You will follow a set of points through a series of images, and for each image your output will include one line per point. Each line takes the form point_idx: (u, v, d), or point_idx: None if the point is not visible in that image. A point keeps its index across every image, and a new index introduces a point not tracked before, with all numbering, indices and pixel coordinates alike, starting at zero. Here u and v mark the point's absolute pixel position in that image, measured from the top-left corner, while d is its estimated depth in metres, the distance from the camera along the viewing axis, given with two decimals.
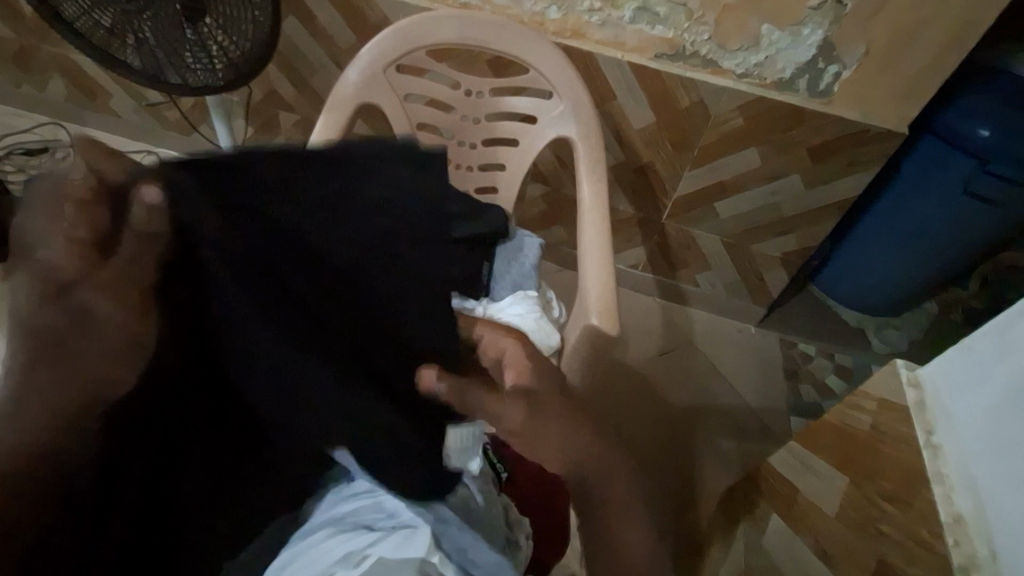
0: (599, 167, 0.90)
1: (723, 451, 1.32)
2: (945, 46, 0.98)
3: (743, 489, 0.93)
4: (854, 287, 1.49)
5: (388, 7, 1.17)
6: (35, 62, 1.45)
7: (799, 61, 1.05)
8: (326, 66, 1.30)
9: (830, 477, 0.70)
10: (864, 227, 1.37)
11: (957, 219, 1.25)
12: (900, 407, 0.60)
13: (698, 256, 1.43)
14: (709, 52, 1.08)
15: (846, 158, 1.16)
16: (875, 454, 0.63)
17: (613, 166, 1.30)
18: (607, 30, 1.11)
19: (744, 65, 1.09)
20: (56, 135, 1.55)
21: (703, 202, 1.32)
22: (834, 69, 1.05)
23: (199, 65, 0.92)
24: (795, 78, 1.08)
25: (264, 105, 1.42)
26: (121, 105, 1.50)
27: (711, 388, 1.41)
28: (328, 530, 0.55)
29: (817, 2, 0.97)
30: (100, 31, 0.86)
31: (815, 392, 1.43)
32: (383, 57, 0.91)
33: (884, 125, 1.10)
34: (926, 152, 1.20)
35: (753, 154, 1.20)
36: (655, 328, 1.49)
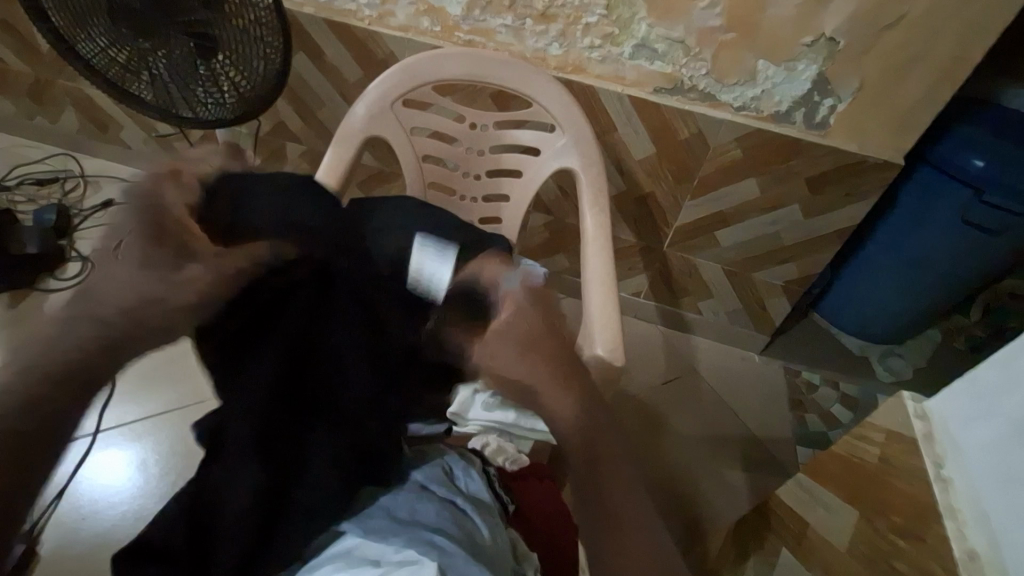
0: (602, 198, 0.92)
1: (731, 483, 1.30)
2: (937, 80, 1.01)
3: (753, 521, 0.92)
4: (856, 315, 1.49)
5: (395, 44, 1.21)
6: (50, 95, 1.49)
7: (794, 95, 1.08)
8: (334, 100, 1.34)
9: (840, 510, 0.69)
10: (864, 256, 1.38)
11: (957, 247, 1.26)
12: (908, 439, 0.60)
13: (700, 284, 1.44)
14: (707, 86, 1.11)
15: (844, 188, 1.18)
16: (886, 487, 0.62)
17: (614, 196, 1.32)
18: (607, 65, 1.14)
19: (741, 99, 1.11)
20: (67, 165, 1.58)
21: (703, 231, 1.33)
22: (829, 102, 1.08)
23: (210, 99, 0.93)
24: (792, 111, 1.11)
25: (272, 137, 1.45)
26: (131, 136, 1.53)
27: (717, 418, 1.40)
28: (336, 565, 0.55)
29: (811, 39, 1.00)
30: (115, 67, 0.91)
31: (822, 421, 1.42)
32: (390, 92, 0.93)
33: (879, 156, 1.12)
34: (921, 182, 1.22)
35: (753, 184, 1.21)
36: (659, 357, 1.49)
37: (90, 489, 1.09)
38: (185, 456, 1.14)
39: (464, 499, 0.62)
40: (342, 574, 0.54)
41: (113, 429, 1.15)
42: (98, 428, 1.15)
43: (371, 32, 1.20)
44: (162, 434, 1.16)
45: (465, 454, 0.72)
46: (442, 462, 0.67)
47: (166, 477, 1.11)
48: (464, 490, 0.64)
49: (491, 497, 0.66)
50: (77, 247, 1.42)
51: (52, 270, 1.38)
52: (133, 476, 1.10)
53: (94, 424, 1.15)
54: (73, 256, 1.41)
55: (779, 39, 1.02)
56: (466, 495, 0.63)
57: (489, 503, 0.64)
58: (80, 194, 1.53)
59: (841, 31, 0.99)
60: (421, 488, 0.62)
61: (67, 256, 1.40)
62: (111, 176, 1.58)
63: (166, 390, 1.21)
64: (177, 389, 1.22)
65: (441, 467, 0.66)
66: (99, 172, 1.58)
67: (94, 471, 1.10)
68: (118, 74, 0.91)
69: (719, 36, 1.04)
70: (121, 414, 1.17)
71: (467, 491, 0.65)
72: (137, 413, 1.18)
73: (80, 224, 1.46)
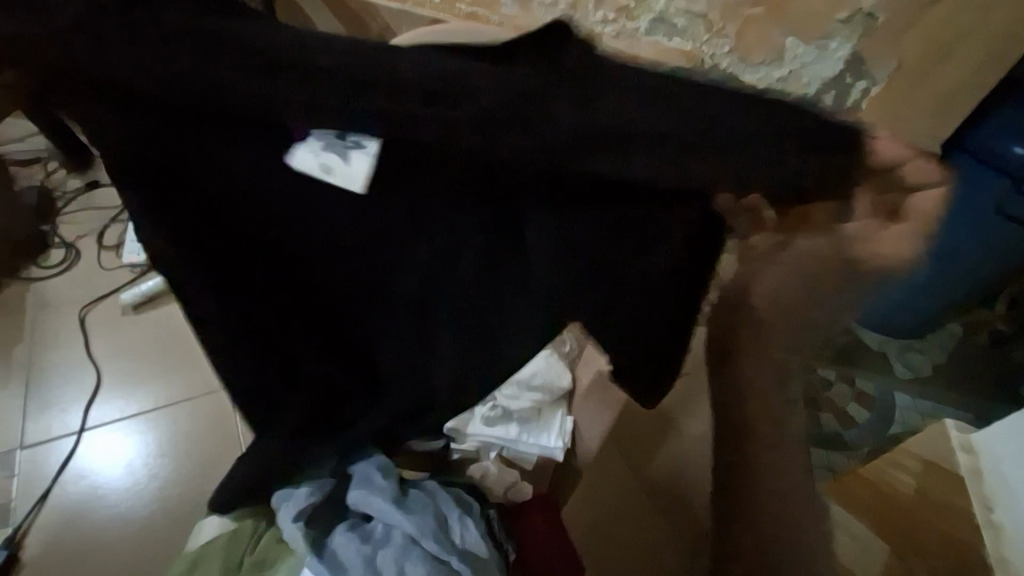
0: None
1: None
2: (983, 61, 0.91)
3: None
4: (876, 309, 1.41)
5: (392, 18, 1.12)
6: None
7: (825, 76, 0.99)
8: None
9: None
10: None
11: (989, 243, 1.16)
12: None
13: None
14: (729, 65, 1.03)
15: None
16: None
17: None
18: (621, 42, 1.05)
19: (766, 79, 1.02)
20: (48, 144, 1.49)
21: None
22: (862, 85, 0.99)
23: None
24: (821, 94, 1.01)
25: None
26: None
27: None
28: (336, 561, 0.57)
29: (846, 14, 0.91)
30: None
31: (836, 421, 1.37)
32: None
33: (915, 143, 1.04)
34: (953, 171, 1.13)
35: None
36: None
37: (75, 491, 1.06)
38: (173, 457, 1.10)
39: (458, 561, 0.57)
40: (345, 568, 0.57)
41: (96, 429, 1.11)
42: (82, 426, 1.11)
43: (366, 4, 1.11)
44: (150, 432, 1.12)
45: (463, 496, 0.65)
46: (434, 506, 0.61)
47: (154, 478, 1.08)
48: (458, 546, 0.59)
49: (490, 550, 0.60)
50: (60, 233, 1.36)
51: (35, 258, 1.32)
52: (119, 476, 1.07)
53: (78, 421, 1.12)
54: (55, 243, 1.34)
55: (810, 14, 0.92)
56: (459, 554, 0.58)
57: (488, 560, 0.59)
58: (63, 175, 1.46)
59: (880, 5, 0.89)
60: (411, 544, 0.57)
61: (49, 243, 1.34)
62: None
63: (153, 385, 1.17)
64: (163, 385, 1.17)
65: (433, 513, 0.60)
66: None
67: (79, 471, 1.07)
68: None
69: (745, 11, 0.94)
70: (106, 412, 1.13)
71: (461, 544, 0.59)
72: (122, 411, 1.14)
73: (63, 208, 1.40)
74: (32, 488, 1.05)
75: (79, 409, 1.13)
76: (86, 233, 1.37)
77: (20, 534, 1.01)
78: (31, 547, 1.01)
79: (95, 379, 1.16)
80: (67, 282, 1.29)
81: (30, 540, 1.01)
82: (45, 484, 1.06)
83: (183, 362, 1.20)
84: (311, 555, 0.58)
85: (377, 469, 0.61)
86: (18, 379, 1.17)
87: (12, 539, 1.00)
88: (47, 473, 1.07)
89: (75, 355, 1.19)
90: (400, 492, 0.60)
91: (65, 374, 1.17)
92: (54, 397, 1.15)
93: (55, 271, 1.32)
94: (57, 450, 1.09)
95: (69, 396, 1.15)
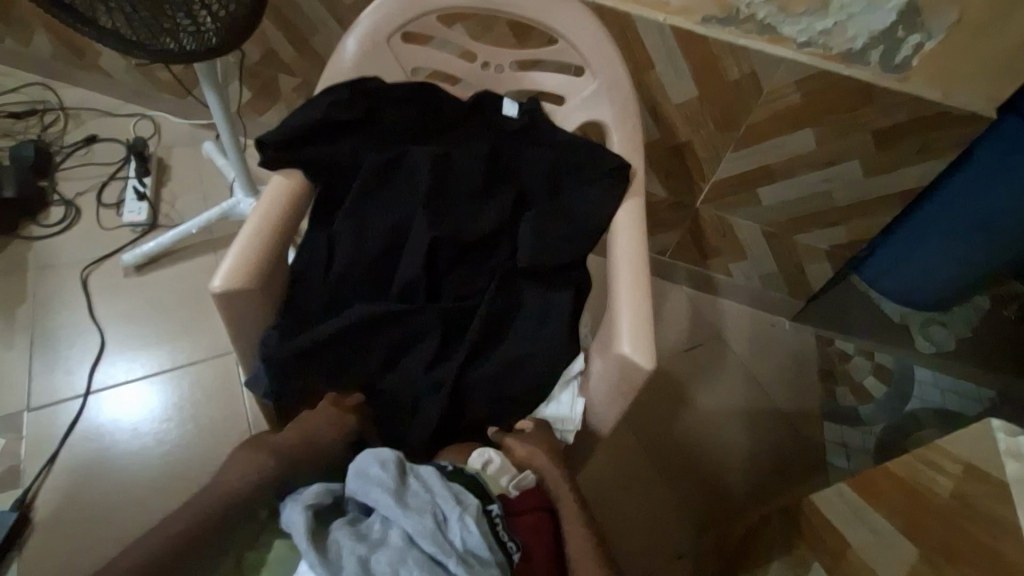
0: (635, 158, 0.81)
1: (754, 457, 1.22)
2: None
3: (776, 523, 0.86)
4: (899, 281, 1.27)
5: None
6: (15, 14, 1.33)
7: (874, 29, 0.89)
8: (327, 24, 1.16)
9: (893, 539, 0.61)
10: (916, 221, 1.16)
11: None
12: (993, 480, 0.50)
13: (734, 245, 1.31)
14: (767, 16, 0.92)
15: (916, 144, 1.01)
16: (957, 531, 0.53)
17: (646, 146, 1.18)
18: None
19: (807, 32, 0.92)
20: (45, 96, 1.45)
21: (745, 187, 1.19)
22: (915, 40, 0.89)
23: (184, 30, 0.83)
24: (868, 49, 0.92)
25: (261, 67, 1.29)
26: (111, 64, 1.38)
27: (737, 382, 1.31)
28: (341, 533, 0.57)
29: None
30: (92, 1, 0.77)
31: (853, 396, 1.34)
32: (387, 23, 0.79)
33: (967, 106, 0.94)
34: (1009, 135, 0.97)
35: (809, 135, 1.05)
36: (684, 320, 1.38)
37: (84, 453, 1.06)
38: (180, 422, 1.10)
39: (455, 566, 0.54)
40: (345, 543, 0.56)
41: (103, 392, 1.12)
42: (89, 389, 1.12)
43: None
44: (158, 396, 1.12)
45: (466, 491, 0.61)
46: (434, 509, 0.58)
47: (162, 443, 1.08)
48: (458, 549, 0.56)
49: (492, 552, 0.56)
50: (59, 190, 1.33)
51: (35, 215, 1.30)
52: (127, 439, 1.08)
53: (85, 384, 1.12)
54: (56, 200, 1.32)
55: None
56: (458, 558, 0.55)
57: (489, 564, 0.55)
58: (60, 129, 1.42)
59: None
60: (408, 547, 0.56)
61: (50, 200, 1.32)
62: (93, 108, 1.45)
63: (159, 349, 1.17)
64: (168, 349, 1.17)
65: (431, 516, 0.57)
66: (80, 104, 1.45)
67: (88, 434, 1.08)
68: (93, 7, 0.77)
69: None
70: (111, 374, 1.13)
71: (462, 548, 0.56)
72: (128, 374, 1.14)
73: (62, 163, 1.36)
74: (40, 450, 1.06)
75: (85, 371, 1.13)
76: (86, 189, 1.34)
77: (30, 497, 1.02)
78: (42, 509, 1.01)
79: (100, 342, 1.16)
80: (67, 241, 1.27)
81: (41, 501, 1.02)
82: (54, 446, 1.06)
83: (188, 325, 1.20)
84: (310, 548, 0.54)
85: (377, 462, 0.61)
86: (21, 339, 1.16)
87: (23, 500, 1.00)
88: (56, 435, 1.07)
89: (79, 318, 1.19)
90: (399, 489, 0.59)
91: (70, 336, 1.17)
92: (59, 359, 1.14)
93: (56, 230, 1.29)
94: (64, 412, 1.09)
95: (75, 357, 1.14)
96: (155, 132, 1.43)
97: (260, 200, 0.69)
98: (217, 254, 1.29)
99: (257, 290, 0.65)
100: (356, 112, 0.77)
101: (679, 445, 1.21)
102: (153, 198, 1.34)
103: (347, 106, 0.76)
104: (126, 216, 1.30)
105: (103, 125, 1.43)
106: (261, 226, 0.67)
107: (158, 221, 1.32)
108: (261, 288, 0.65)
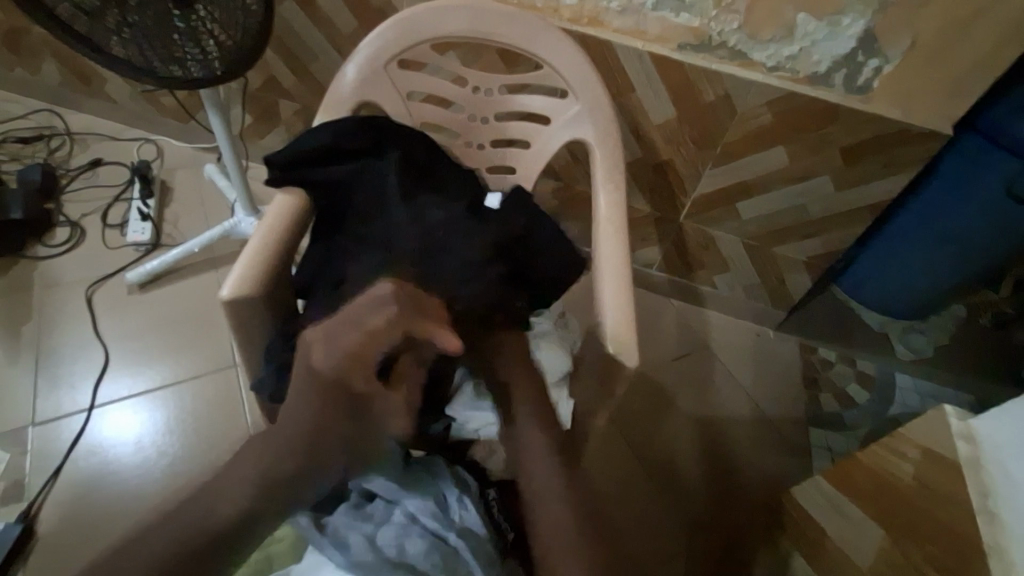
0: (617, 174, 0.86)
1: (742, 464, 1.26)
2: (1002, 39, 0.88)
3: (763, 520, 0.88)
4: (876, 290, 1.34)
5: None
6: (26, 45, 1.39)
7: (835, 54, 0.96)
8: (327, 53, 1.23)
9: (865, 525, 0.65)
10: (888, 234, 1.23)
11: (997, 223, 1.10)
12: (947, 461, 0.54)
13: (717, 257, 1.37)
14: (737, 43, 0.99)
15: (881, 160, 1.07)
16: (918, 511, 0.57)
17: (630, 163, 1.25)
18: (628, 18, 1.02)
19: (775, 57, 0.99)
20: (51, 122, 1.50)
21: (724, 202, 1.25)
22: (874, 64, 0.95)
23: (192, 58, 0.88)
24: (831, 72, 0.98)
25: (262, 93, 1.35)
26: (116, 90, 1.44)
27: (724, 390, 1.35)
28: (350, 513, 0.65)
29: None
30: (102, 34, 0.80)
31: (836, 402, 1.36)
32: (384, 52, 0.85)
33: (926, 124, 1.01)
34: (964, 153, 1.05)
35: (781, 152, 1.12)
36: (671, 331, 1.43)
37: (87, 466, 1.09)
38: (182, 434, 1.13)
39: (454, 537, 0.62)
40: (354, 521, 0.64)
41: (107, 406, 1.14)
42: (93, 403, 1.14)
43: None
44: (160, 410, 1.15)
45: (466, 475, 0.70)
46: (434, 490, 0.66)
47: (164, 455, 1.11)
48: (457, 523, 0.64)
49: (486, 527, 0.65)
50: (65, 211, 1.38)
51: (42, 236, 1.34)
52: (130, 452, 1.10)
53: (89, 399, 1.14)
54: (62, 221, 1.36)
55: None
56: (456, 531, 0.63)
57: (483, 537, 0.64)
58: (66, 152, 1.47)
59: None
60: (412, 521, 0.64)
61: (56, 221, 1.36)
62: (98, 133, 1.50)
63: (161, 364, 1.20)
64: (170, 364, 1.20)
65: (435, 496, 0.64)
66: (86, 129, 1.50)
67: (91, 447, 1.10)
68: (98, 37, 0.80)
69: None
70: (114, 389, 1.16)
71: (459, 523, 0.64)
72: (131, 389, 1.17)
73: (67, 186, 1.41)
74: (44, 464, 1.08)
75: (89, 386, 1.16)
76: (91, 211, 1.38)
77: (34, 509, 1.04)
78: (44, 522, 1.03)
79: (104, 358, 1.19)
80: (72, 261, 1.31)
81: (43, 514, 1.03)
82: (56, 460, 1.08)
83: (189, 341, 1.23)
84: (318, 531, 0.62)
85: None
86: (27, 356, 1.19)
87: (27, 513, 1.02)
88: (59, 448, 1.10)
89: (84, 335, 1.22)
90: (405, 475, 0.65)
91: (74, 353, 1.20)
92: (64, 374, 1.17)
93: (61, 250, 1.32)
94: (68, 427, 1.12)
95: (79, 373, 1.17)
96: (158, 156, 1.49)
97: (268, 216, 0.74)
98: (218, 272, 1.33)
99: (260, 298, 0.68)
100: (364, 143, 0.81)
101: (669, 451, 1.25)
102: (156, 218, 1.39)
103: (352, 136, 0.80)
104: (130, 236, 1.34)
105: (108, 149, 1.48)
106: (268, 242, 0.72)
107: (160, 240, 1.36)
108: (265, 298, 0.69)
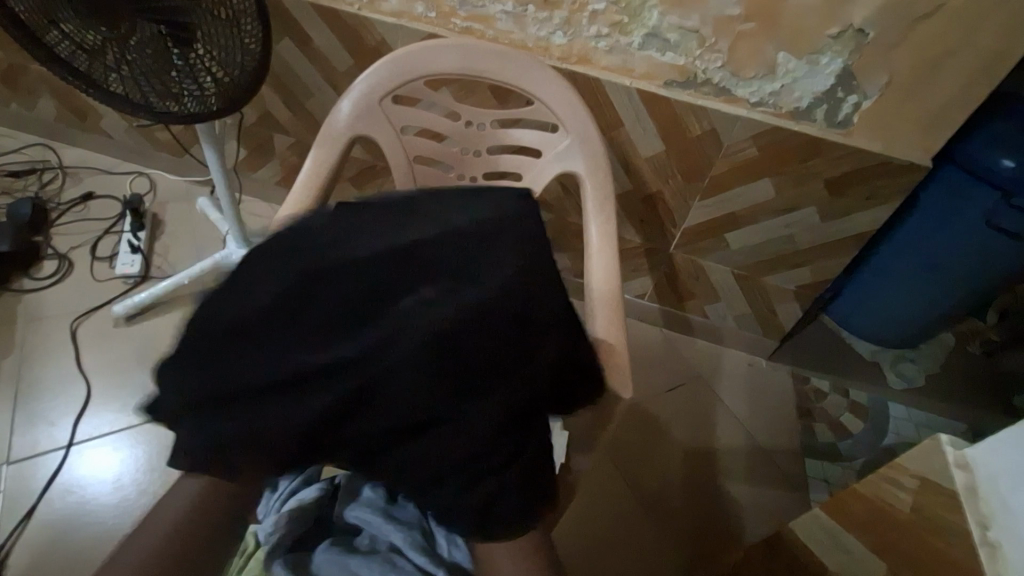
0: (609, 205, 0.87)
1: (737, 499, 1.23)
2: (972, 77, 0.92)
3: (760, 555, 0.86)
4: (868, 318, 1.36)
5: (386, 31, 1.11)
6: (23, 81, 1.40)
7: (815, 92, 0.99)
8: (321, 89, 1.25)
9: (863, 559, 0.63)
10: (874, 264, 1.26)
11: (978, 253, 1.12)
12: (944, 491, 0.54)
13: (708, 287, 1.38)
14: (722, 80, 1.02)
15: (864, 191, 1.10)
16: (918, 542, 0.56)
17: (620, 196, 1.26)
18: (615, 56, 1.05)
19: (758, 94, 1.02)
20: (44, 156, 1.51)
21: (713, 233, 1.27)
22: (853, 100, 0.99)
23: (190, 94, 0.88)
24: (813, 108, 1.02)
25: (257, 127, 1.37)
26: (112, 125, 1.45)
27: (720, 423, 1.34)
28: (334, 546, 0.67)
29: (836, 31, 0.91)
30: (103, 69, 0.83)
31: (831, 432, 1.35)
32: (378, 88, 0.87)
33: (905, 157, 1.04)
34: (943, 185, 1.09)
35: (767, 184, 1.14)
36: (664, 362, 1.42)
37: (63, 506, 1.04)
38: (163, 472, 1.10)
39: (442, 574, 0.64)
40: (339, 554, 0.66)
41: (87, 443, 1.11)
42: (71, 441, 1.11)
43: (361, 18, 1.11)
44: (140, 447, 1.12)
45: None
46: (421, 521, 0.69)
47: (144, 494, 1.07)
48: (445, 560, 0.66)
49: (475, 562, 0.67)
50: (53, 244, 1.36)
51: (28, 268, 1.32)
52: (108, 492, 1.06)
53: (68, 436, 1.11)
54: (49, 254, 1.35)
55: (802, 30, 0.92)
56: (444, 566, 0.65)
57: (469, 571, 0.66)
58: (58, 186, 1.47)
59: (871, 22, 0.89)
60: (397, 555, 0.65)
61: (43, 254, 1.35)
62: (91, 167, 1.51)
63: (144, 399, 1.17)
64: None
65: (420, 529, 0.68)
66: (79, 163, 1.51)
67: (68, 487, 1.06)
68: (100, 74, 0.83)
69: (737, 26, 0.94)
70: (95, 425, 1.13)
71: (448, 559, 0.66)
72: (113, 424, 1.14)
73: (57, 219, 1.40)
74: (16, 505, 1.04)
75: (69, 423, 1.13)
76: (80, 244, 1.37)
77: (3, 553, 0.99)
78: (14, 567, 0.98)
79: (87, 393, 1.16)
80: (58, 293, 1.30)
81: (13, 558, 0.99)
82: (30, 501, 1.04)
83: None
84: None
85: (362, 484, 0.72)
86: (6, 391, 1.15)
87: None
88: (35, 488, 1.06)
89: (66, 369, 1.19)
90: (386, 506, 0.69)
91: (54, 388, 1.17)
92: (43, 411, 1.14)
93: (46, 282, 1.31)
94: (45, 465, 1.08)
95: (60, 409, 1.14)
96: (152, 189, 1.49)
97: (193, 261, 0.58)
98: None
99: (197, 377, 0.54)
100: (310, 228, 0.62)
101: (664, 486, 1.23)
102: (145, 251, 1.38)
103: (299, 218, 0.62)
104: (118, 268, 1.33)
105: (101, 182, 1.48)
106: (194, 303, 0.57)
107: (149, 273, 1.35)
108: None
